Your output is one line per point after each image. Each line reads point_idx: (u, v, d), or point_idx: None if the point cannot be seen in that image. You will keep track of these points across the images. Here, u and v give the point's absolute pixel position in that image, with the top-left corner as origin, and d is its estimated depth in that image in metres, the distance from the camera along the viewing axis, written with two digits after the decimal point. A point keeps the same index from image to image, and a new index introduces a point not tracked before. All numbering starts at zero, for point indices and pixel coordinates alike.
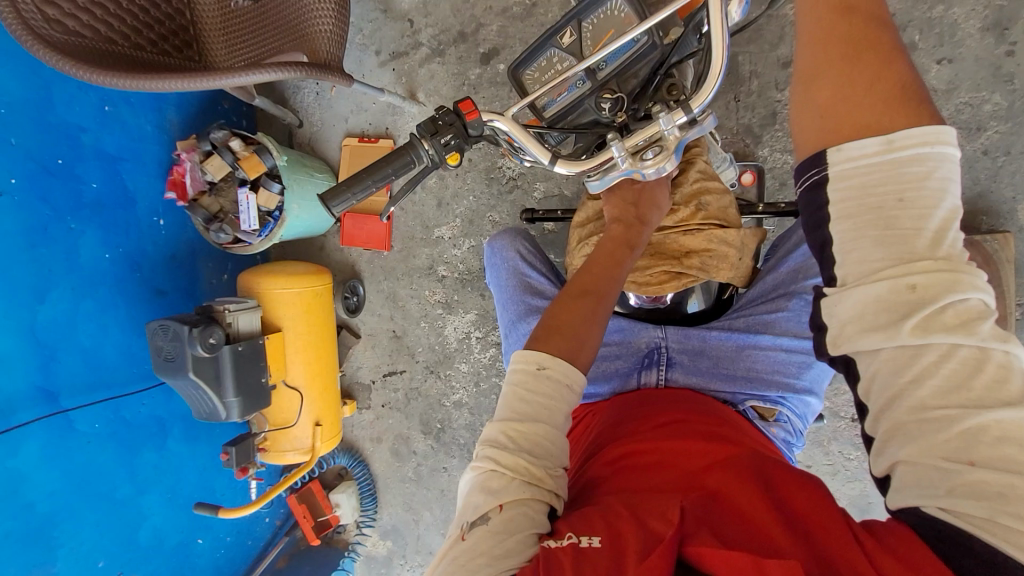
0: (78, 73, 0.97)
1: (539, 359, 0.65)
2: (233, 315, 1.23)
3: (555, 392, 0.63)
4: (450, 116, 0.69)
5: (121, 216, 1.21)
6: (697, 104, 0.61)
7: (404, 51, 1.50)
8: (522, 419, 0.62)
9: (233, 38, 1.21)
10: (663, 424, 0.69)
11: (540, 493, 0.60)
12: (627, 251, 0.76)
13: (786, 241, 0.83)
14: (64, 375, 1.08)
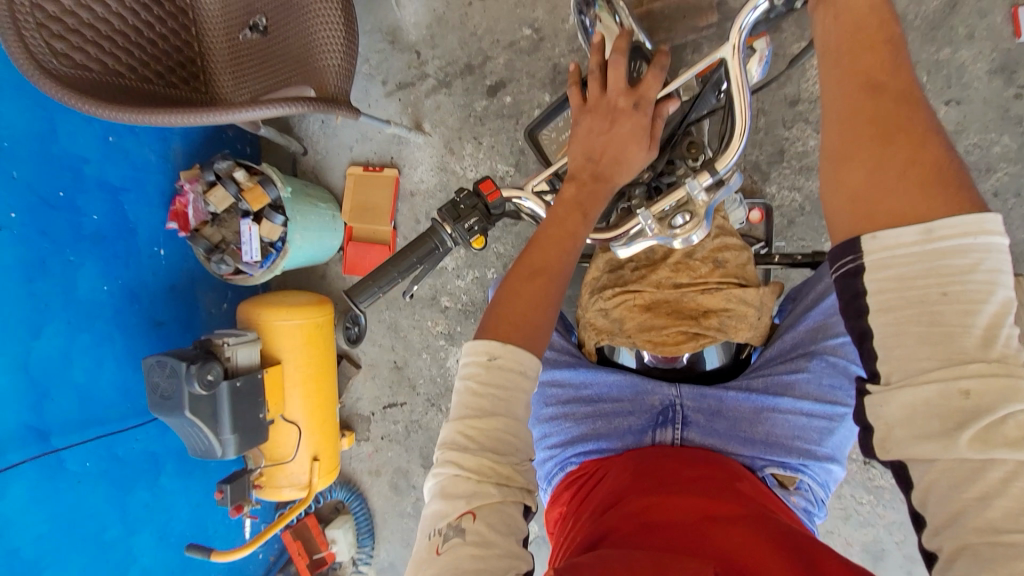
0: (83, 108, 0.96)
1: (489, 349, 0.58)
2: (232, 349, 1.21)
3: (510, 380, 0.57)
4: (468, 199, 0.76)
5: (122, 248, 1.20)
6: (722, 166, 0.62)
7: (410, 82, 1.50)
8: (477, 415, 0.56)
9: (241, 71, 1.21)
10: (686, 485, 0.65)
11: (509, 493, 0.55)
12: (580, 218, 0.66)
13: (803, 298, 0.84)
14: (56, 414, 1.06)
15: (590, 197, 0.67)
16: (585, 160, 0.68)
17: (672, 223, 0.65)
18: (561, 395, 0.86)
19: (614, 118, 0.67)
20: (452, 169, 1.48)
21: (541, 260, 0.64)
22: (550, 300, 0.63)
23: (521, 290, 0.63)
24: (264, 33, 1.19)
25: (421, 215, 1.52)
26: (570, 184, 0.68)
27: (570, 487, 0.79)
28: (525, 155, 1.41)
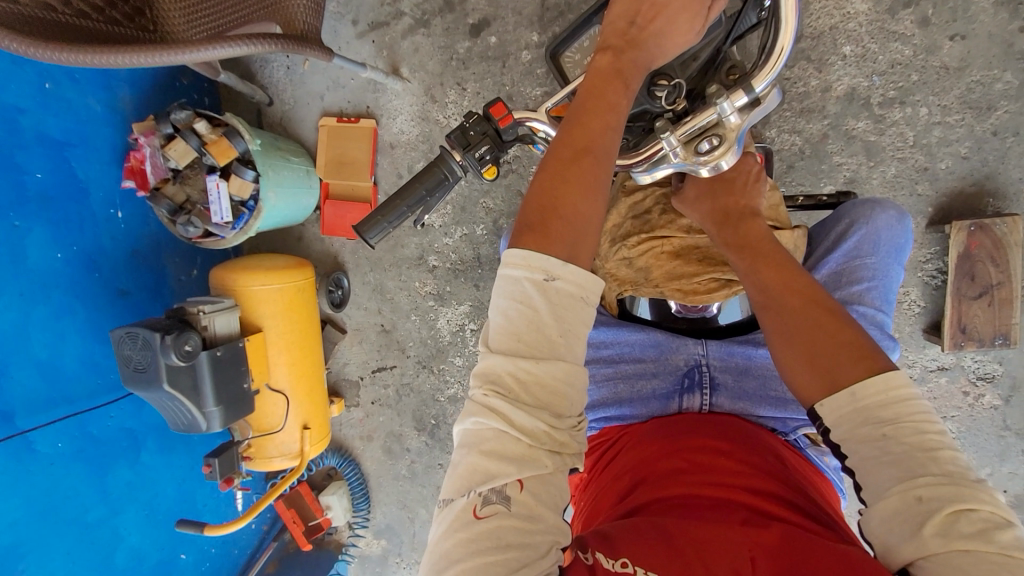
0: (13, 47, 0.82)
1: (546, 267, 0.50)
2: (208, 317, 1.13)
3: (570, 306, 0.50)
4: (480, 122, 0.68)
5: (74, 210, 1.08)
6: (758, 82, 0.56)
7: (384, 21, 1.37)
8: (534, 359, 0.49)
9: (192, 4, 1.06)
10: (710, 456, 0.64)
11: (560, 462, 0.50)
12: (620, 86, 0.56)
13: (820, 243, 0.83)
14: (19, 393, 0.97)
15: (629, 64, 0.57)
16: (626, 23, 0.58)
17: (699, 149, 0.60)
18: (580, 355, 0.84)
19: (647, 14, 0.57)
20: (435, 119, 1.39)
21: (583, 138, 0.54)
22: (601, 183, 0.54)
23: (567, 176, 0.53)
24: None
25: (403, 169, 1.43)
26: (603, 54, 0.57)
27: (596, 450, 0.79)
28: (513, 102, 1.33)
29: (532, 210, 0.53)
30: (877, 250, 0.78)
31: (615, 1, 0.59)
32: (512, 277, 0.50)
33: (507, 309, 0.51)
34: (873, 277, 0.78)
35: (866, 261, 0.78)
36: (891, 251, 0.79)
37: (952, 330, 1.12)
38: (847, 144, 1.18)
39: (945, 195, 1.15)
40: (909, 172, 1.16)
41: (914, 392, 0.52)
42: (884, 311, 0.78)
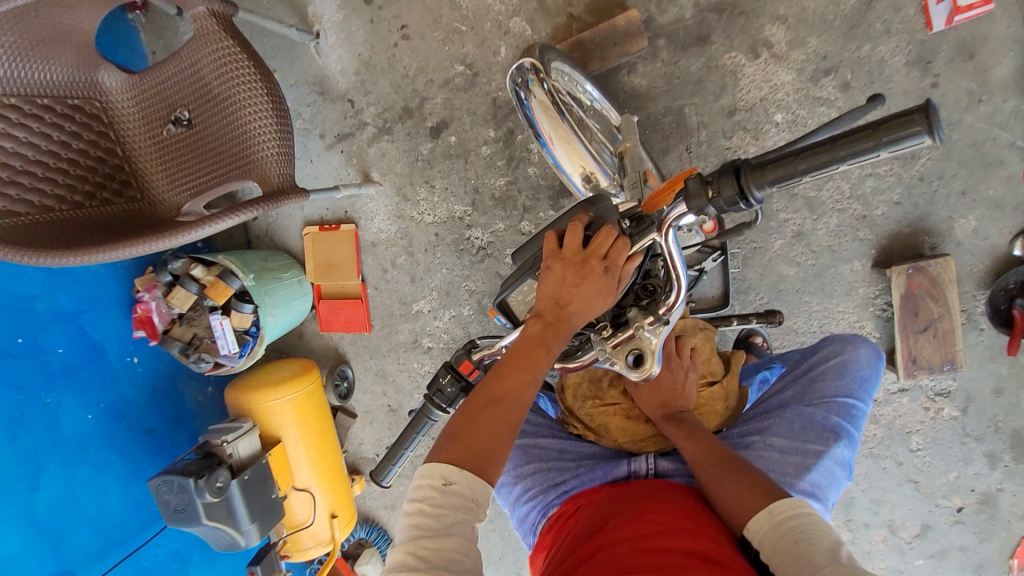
0: (21, 260, 0.93)
1: (444, 473, 0.60)
2: (232, 445, 1.24)
3: (463, 502, 0.60)
4: (453, 380, 0.78)
5: (95, 370, 1.17)
6: (666, 312, 0.69)
7: (349, 132, 1.45)
8: (431, 534, 0.57)
9: (173, 169, 1.16)
10: (652, 525, 0.68)
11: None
12: (543, 353, 0.68)
13: (792, 368, 0.98)
14: (75, 551, 1.10)
15: (553, 334, 0.69)
16: (551, 302, 0.68)
17: (629, 361, 0.71)
18: (543, 450, 0.94)
19: (565, 297, 0.67)
20: (410, 216, 1.48)
21: (501, 390, 0.65)
22: (512, 428, 0.64)
23: (475, 417, 0.64)
24: (190, 127, 1.14)
25: (387, 264, 1.53)
26: (535, 322, 0.69)
27: (554, 521, 0.86)
28: (480, 193, 1.42)
29: (447, 441, 0.63)
30: (842, 376, 0.92)
31: (541, 279, 0.69)
32: (417, 486, 0.61)
33: (411, 509, 0.60)
34: (837, 397, 0.91)
35: (830, 382, 0.92)
36: (857, 380, 0.92)
37: (904, 360, 1.24)
38: (790, 201, 1.28)
39: (885, 237, 1.25)
40: (850, 221, 1.26)
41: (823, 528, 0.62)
42: (843, 421, 0.89)
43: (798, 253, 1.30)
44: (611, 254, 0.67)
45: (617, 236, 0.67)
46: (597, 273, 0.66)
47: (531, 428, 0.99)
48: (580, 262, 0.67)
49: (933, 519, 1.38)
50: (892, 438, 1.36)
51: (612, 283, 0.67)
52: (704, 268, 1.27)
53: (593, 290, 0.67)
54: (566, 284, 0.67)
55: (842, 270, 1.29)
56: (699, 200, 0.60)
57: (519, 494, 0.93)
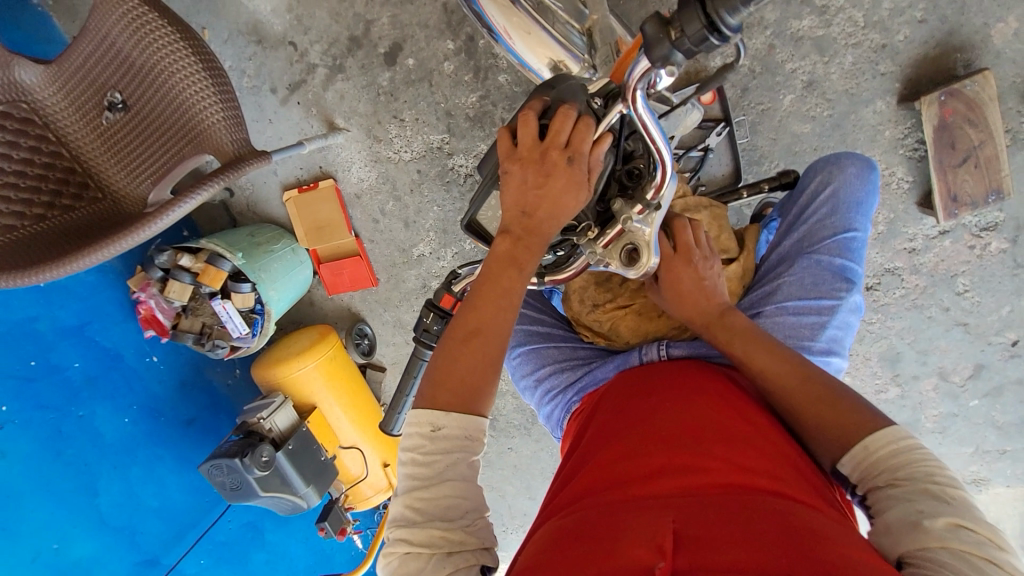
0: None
1: (431, 419, 0.56)
2: (269, 420, 1.26)
3: (455, 445, 0.56)
4: (438, 318, 0.74)
5: (118, 376, 1.18)
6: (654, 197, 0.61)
7: (301, 79, 1.33)
8: (424, 484, 0.55)
9: (126, 158, 1.09)
10: (665, 423, 0.63)
11: (461, 560, 0.53)
12: (516, 272, 0.61)
13: (786, 215, 0.87)
14: (151, 540, 1.18)
15: (525, 251, 0.61)
16: (518, 212, 0.61)
17: (624, 260, 0.64)
18: (560, 354, 0.90)
19: (532, 204, 0.60)
20: (387, 157, 1.38)
21: (477, 320, 0.59)
22: (495, 359, 0.59)
23: (454, 356, 0.58)
24: (126, 108, 1.05)
25: (376, 213, 1.46)
26: (504, 239, 0.62)
27: (567, 421, 0.83)
28: (453, 116, 1.30)
29: (428, 386, 0.58)
30: (837, 209, 0.81)
31: (503, 188, 0.62)
32: (406, 434, 0.57)
33: (406, 461, 0.57)
34: (838, 235, 0.81)
35: (829, 220, 0.81)
36: (852, 207, 0.81)
37: (943, 202, 1.12)
38: (796, 47, 1.12)
39: (910, 65, 1.10)
40: (868, 55, 1.10)
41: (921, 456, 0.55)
42: (848, 259, 0.80)
43: (812, 106, 1.16)
44: (573, 141, 0.58)
45: (577, 117, 0.59)
46: (562, 167, 0.59)
47: (547, 329, 0.94)
48: (541, 158, 0.59)
49: (987, 358, 1.32)
50: (936, 285, 1.28)
51: (582, 176, 0.59)
52: (708, 145, 1.16)
53: (561, 186, 0.59)
54: (529, 187, 0.60)
55: (864, 114, 1.15)
56: (662, 47, 0.50)
57: (541, 395, 0.90)
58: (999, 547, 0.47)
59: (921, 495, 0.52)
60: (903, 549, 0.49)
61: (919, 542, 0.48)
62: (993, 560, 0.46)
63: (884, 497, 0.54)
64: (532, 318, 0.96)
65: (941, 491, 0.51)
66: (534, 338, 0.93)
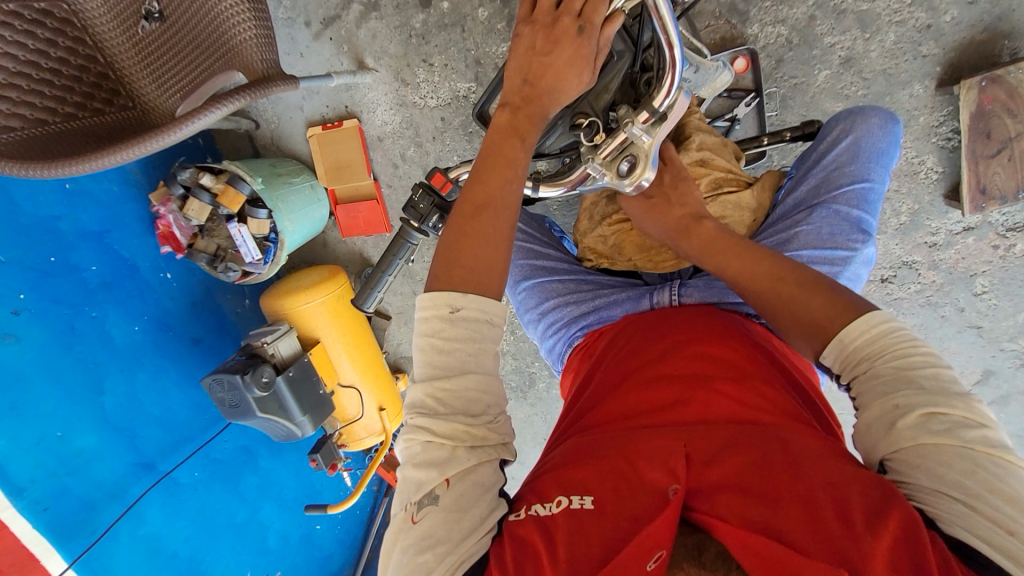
0: (27, 173, 0.93)
1: (449, 300, 0.52)
2: (273, 346, 1.28)
3: (477, 331, 0.52)
4: (425, 197, 0.70)
5: (132, 285, 1.21)
6: (658, 100, 0.55)
7: (335, 14, 1.33)
8: (446, 375, 0.51)
9: (158, 70, 1.11)
10: (671, 359, 0.64)
11: (484, 454, 0.52)
12: (519, 143, 0.58)
13: (804, 163, 0.85)
14: (151, 446, 1.20)
15: (527, 120, 0.58)
16: (521, 80, 0.58)
17: (620, 170, 0.61)
18: (563, 288, 0.89)
19: (537, 71, 0.57)
20: (413, 102, 1.39)
21: (483, 193, 0.56)
22: (505, 232, 0.56)
23: (468, 233, 0.55)
24: (161, 19, 1.06)
25: (397, 158, 1.47)
26: (502, 111, 0.59)
27: (574, 355, 0.83)
28: (482, 65, 1.30)
29: (440, 263, 0.54)
30: (857, 158, 0.80)
31: (511, 53, 0.59)
32: (422, 318, 0.52)
33: (422, 344, 0.52)
34: (855, 185, 0.79)
35: (847, 170, 0.80)
36: (873, 158, 0.80)
37: (971, 194, 1.09)
38: (838, 21, 1.09)
39: (953, 49, 1.07)
40: (911, 34, 1.07)
41: (889, 330, 0.57)
42: (865, 211, 0.79)
43: (847, 84, 1.14)
44: (586, 10, 0.54)
45: None
46: (570, 36, 0.54)
47: (552, 262, 0.92)
48: (552, 23, 0.56)
49: (996, 364, 1.30)
50: (954, 283, 1.25)
51: (589, 51, 0.54)
52: (736, 115, 1.16)
53: (567, 59, 0.55)
54: (535, 54, 0.57)
55: (900, 96, 1.12)
56: None
57: (545, 328, 0.90)
58: (972, 423, 0.50)
59: (893, 384, 0.54)
60: (882, 451, 0.53)
61: (893, 443, 0.52)
62: (965, 445, 0.49)
63: (862, 390, 0.57)
64: (539, 250, 0.93)
65: (912, 376, 0.54)
66: (537, 271, 0.92)
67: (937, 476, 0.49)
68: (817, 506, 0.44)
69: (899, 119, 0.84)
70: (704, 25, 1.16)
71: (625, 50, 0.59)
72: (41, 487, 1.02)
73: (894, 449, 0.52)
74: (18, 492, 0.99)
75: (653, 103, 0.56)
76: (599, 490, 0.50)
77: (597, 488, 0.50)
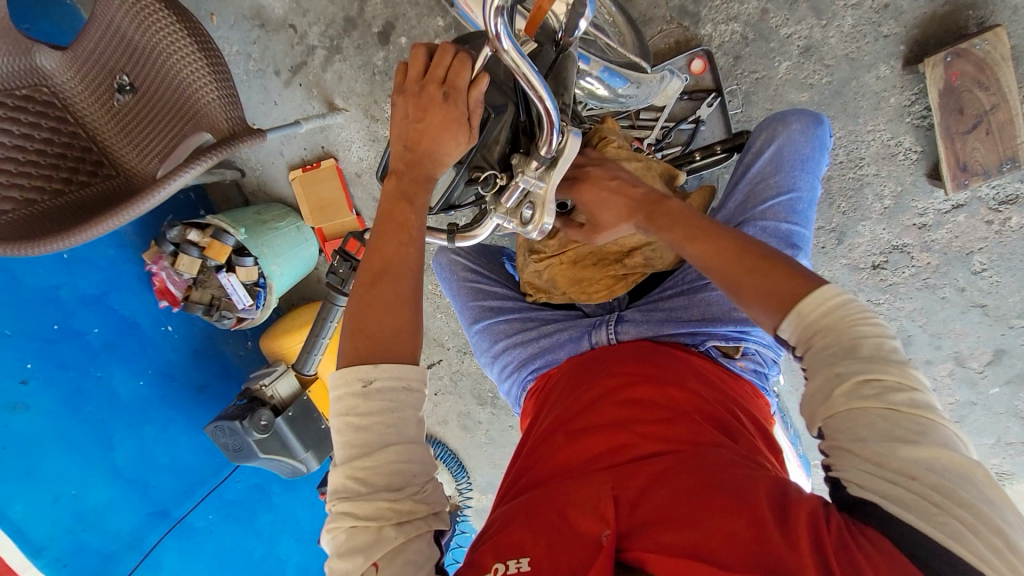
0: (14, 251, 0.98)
1: (362, 374, 0.53)
2: (271, 387, 1.33)
3: (395, 400, 0.53)
4: (342, 263, 0.74)
5: (135, 342, 1.27)
6: (543, 149, 0.55)
7: (301, 61, 1.38)
8: (363, 452, 0.52)
9: (136, 139, 1.17)
10: (603, 399, 0.64)
11: (413, 529, 0.52)
12: (409, 205, 0.59)
13: (732, 179, 0.84)
14: (163, 494, 1.27)
15: (412, 183, 0.59)
16: (404, 146, 0.60)
17: (524, 217, 0.61)
18: (511, 329, 0.90)
19: (414, 137, 0.58)
20: (384, 136, 1.41)
21: (381, 260, 0.58)
22: (408, 292, 0.58)
23: (373, 297, 0.57)
24: (133, 90, 1.12)
25: (376, 191, 1.50)
26: (389, 179, 0.60)
27: (529, 402, 0.84)
28: None
29: (347, 334, 0.56)
30: (781, 168, 0.79)
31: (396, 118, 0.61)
32: (337, 397, 0.53)
33: (341, 425, 0.53)
34: (781, 196, 0.78)
35: (772, 180, 0.79)
36: (797, 165, 0.78)
37: (952, 172, 1.05)
38: (791, 11, 1.07)
39: (917, 25, 1.03)
40: (869, 16, 1.04)
41: (841, 301, 0.53)
42: (794, 223, 0.76)
43: (810, 73, 1.11)
44: (449, 77, 0.56)
45: (459, 52, 0.57)
46: (437, 102, 0.56)
47: (499, 302, 0.93)
48: (420, 91, 0.57)
49: (1008, 342, 1.23)
50: (950, 263, 1.20)
51: (458, 114, 0.56)
52: (698, 117, 1.15)
53: (439, 122, 0.57)
54: (411, 122, 0.59)
55: (866, 79, 1.09)
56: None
57: (499, 371, 0.91)
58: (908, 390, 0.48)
59: (839, 355, 0.51)
60: (820, 418, 0.51)
61: (830, 410, 0.50)
62: (892, 408, 0.47)
63: (812, 360, 0.53)
64: (486, 291, 0.95)
65: (855, 345, 0.51)
66: (487, 314, 0.94)
67: (859, 440, 0.47)
68: (737, 520, 0.45)
69: (826, 118, 0.83)
70: (656, 31, 1.15)
71: (504, 103, 0.58)
72: (59, 544, 1.13)
73: (830, 414, 0.50)
74: (38, 550, 1.12)
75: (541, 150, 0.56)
76: (534, 550, 0.49)
77: (532, 548, 0.49)
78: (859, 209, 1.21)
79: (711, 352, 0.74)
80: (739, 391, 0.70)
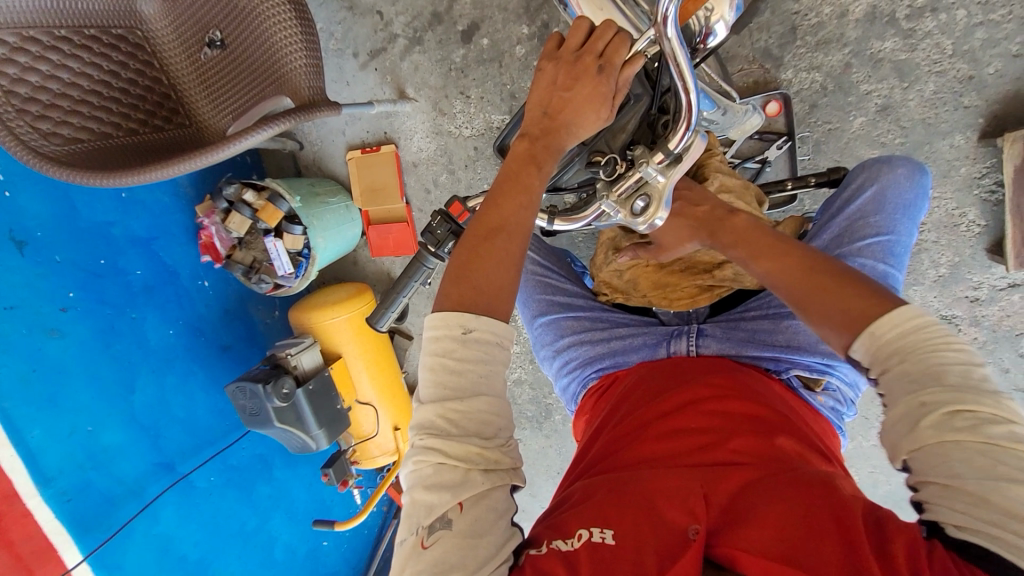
0: (70, 178, 0.97)
1: (462, 320, 0.54)
2: (296, 358, 1.31)
3: (487, 352, 0.54)
4: (444, 225, 0.73)
5: (172, 291, 1.28)
6: (673, 143, 0.59)
7: (381, 47, 1.41)
8: (456, 396, 0.53)
9: (215, 93, 1.19)
10: (691, 407, 0.65)
11: (498, 479, 0.54)
12: (535, 170, 0.62)
13: (825, 212, 0.85)
14: (173, 447, 1.25)
15: (544, 150, 0.62)
16: (542, 112, 0.63)
17: (634, 209, 0.64)
18: (577, 326, 0.91)
19: (557, 105, 0.62)
20: (448, 131, 1.43)
21: (499, 217, 0.59)
22: (516, 255, 0.59)
23: (481, 254, 0.58)
24: (222, 46, 1.15)
25: (429, 183, 1.51)
26: (521, 141, 0.63)
27: (589, 403, 0.86)
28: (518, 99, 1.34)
29: (450, 283, 0.57)
30: (882, 209, 0.79)
31: (535, 87, 0.64)
32: (432, 337, 0.54)
33: (431, 363, 0.54)
34: (879, 237, 0.78)
35: (871, 220, 0.79)
36: (899, 209, 0.79)
37: (1016, 250, 1.04)
38: (874, 69, 1.09)
39: (998, 101, 1.04)
40: (951, 85, 1.05)
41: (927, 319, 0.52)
42: (891, 265, 0.77)
43: (884, 131, 1.12)
44: (607, 51, 0.59)
45: (620, 31, 0.59)
46: (590, 73, 0.59)
47: (567, 298, 0.94)
48: (575, 61, 0.61)
49: None
50: (997, 342, 1.18)
51: (607, 89, 0.59)
52: (766, 157, 1.16)
53: (586, 94, 0.60)
54: (557, 89, 0.62)
55: (940, 146, 1.10)
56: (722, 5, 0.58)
57: (559, 366, 0.92)
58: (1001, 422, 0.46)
59: (919, 377, 0.49)
60: (904, 449, 0.49)
61: (914, 440, 0.48)
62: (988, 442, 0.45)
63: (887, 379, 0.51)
64: (555, 286, 0.96)
65: (941, 372, 0.49)
66: (553, 308, 0.94)
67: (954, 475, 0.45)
68: (836, 539, 0.46)
69: (926, 168, 0.84)
70: (737, 69, 1.17)
71: (643, 93, 0.64)
72: (68, 478, 1.09)
73: (917, 447, 0.48)
74: (47, 480, 1.06)
75: (668, 145, 0.59)
76: (619, 524, 0.51)
77: (618, 524, 0.51)
78: (912, 272, 1.20)
79: (792, 381, 0.75)
80: (816, 424, 0.71)
